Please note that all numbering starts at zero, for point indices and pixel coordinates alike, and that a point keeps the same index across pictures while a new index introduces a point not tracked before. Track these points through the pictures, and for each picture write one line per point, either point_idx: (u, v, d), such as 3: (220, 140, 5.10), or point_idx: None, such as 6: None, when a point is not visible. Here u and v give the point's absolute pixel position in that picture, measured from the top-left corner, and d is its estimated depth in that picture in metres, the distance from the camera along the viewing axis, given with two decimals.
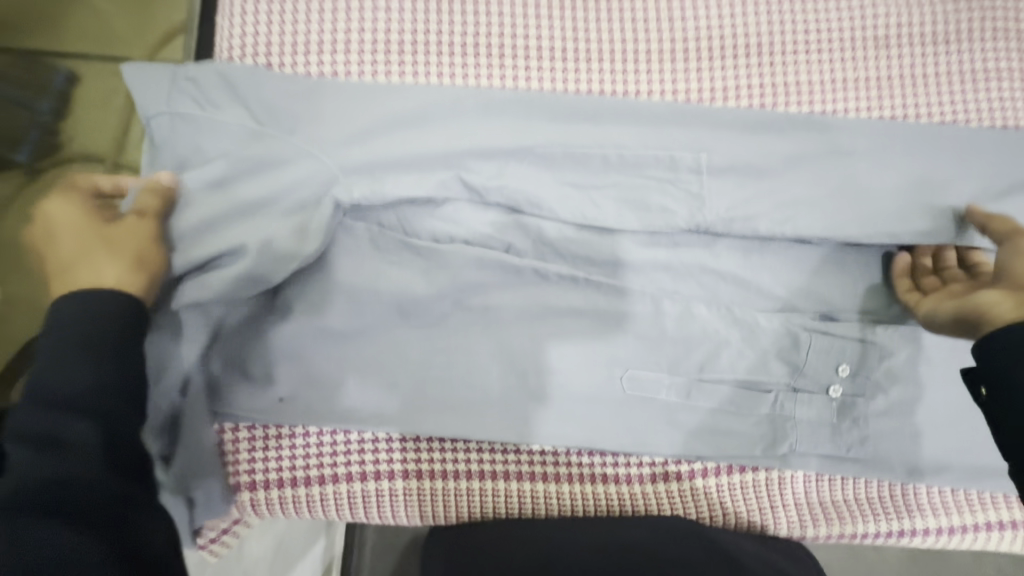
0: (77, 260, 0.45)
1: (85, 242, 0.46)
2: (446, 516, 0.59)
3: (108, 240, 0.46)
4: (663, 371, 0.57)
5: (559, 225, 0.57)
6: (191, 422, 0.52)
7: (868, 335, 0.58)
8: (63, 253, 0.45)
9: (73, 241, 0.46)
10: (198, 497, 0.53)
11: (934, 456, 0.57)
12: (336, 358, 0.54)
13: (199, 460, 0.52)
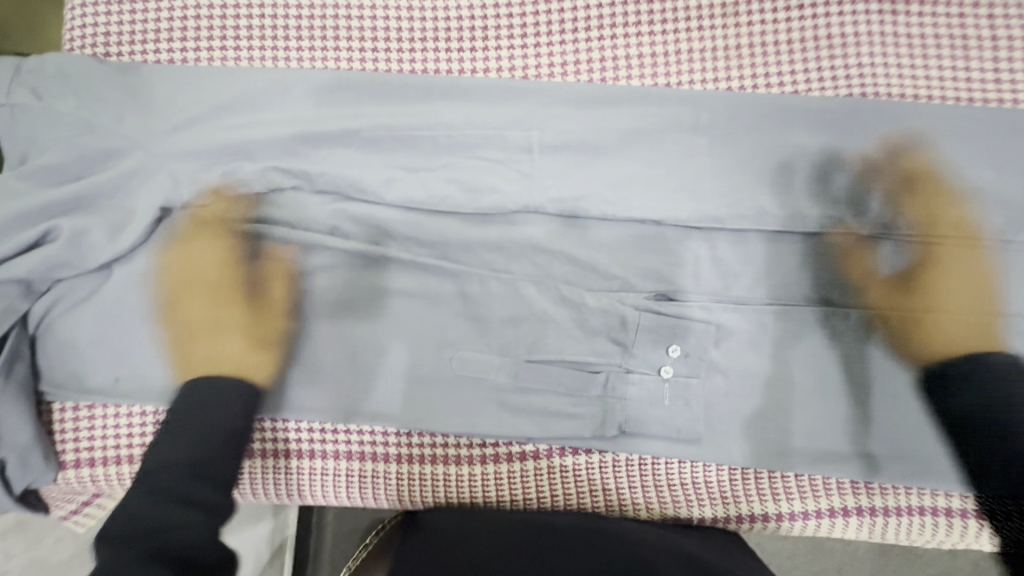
0: (207, 339, 0.56)
1: (223, 322, 0.56)
2: (354, 495, 0.61)
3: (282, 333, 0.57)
4: (490, 352, 0.56)
5: (388, 207, 0.57)
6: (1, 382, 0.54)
7: (705, 316, 0.56)
8: (186, 320, 0.56)
9: (215, 317, 0.57)
10: (11, 461, 0.55)
11: (768, 439, 0.56)
12: (169, 344, 0.56)
13: (8, 418, 0.54)
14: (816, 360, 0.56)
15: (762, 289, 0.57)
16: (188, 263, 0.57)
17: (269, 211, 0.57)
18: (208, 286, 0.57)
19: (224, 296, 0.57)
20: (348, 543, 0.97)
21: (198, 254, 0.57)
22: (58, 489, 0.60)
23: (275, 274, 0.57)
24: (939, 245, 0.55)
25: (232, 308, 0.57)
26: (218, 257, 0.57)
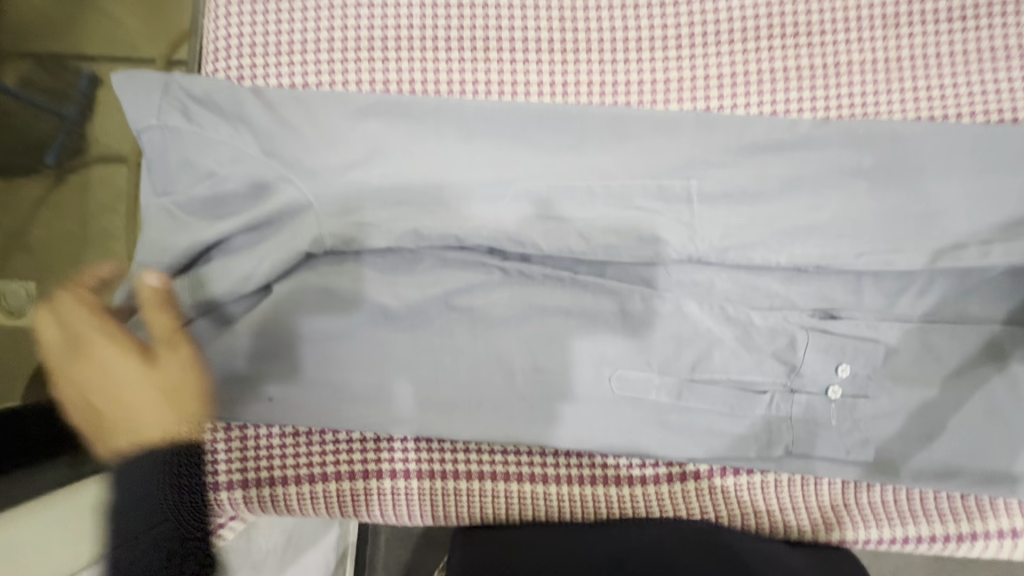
0: (109, 394, 0.51)
1: (122, 374, 0.51)
2: (505, 516, 0.60)
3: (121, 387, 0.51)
4: (653, 370, 0.55)
5: (544, 257, 0.56)
6: None
7: (872, 334, 0.55)
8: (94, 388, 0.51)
9: (109, 368, 0.51)
10: None
11: (942, 462, 0.54)
12: (323, 364, 0.55)
13: None
14: (986, 380, 0.55)
15: (927, 307, 0.56)
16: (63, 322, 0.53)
17: (415, 247, 0.55)
18: (85, 341, 0.52)
19: (95, 336, 0.52)
20: (403, 550, 0.96)
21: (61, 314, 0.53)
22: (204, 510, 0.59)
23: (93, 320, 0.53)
24: None
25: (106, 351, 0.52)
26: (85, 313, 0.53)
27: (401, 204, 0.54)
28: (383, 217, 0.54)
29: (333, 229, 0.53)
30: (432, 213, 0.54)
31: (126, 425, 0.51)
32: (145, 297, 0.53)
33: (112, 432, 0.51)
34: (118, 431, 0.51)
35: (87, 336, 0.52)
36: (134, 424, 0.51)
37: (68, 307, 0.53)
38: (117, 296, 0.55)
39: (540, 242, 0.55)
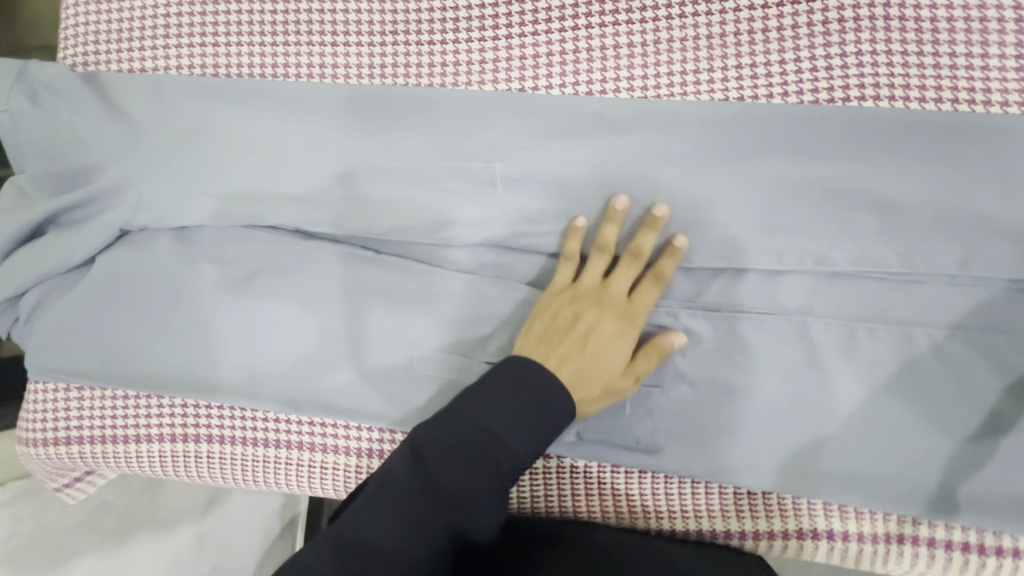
0: (588, 352, 0.49)
1: (605, 347, 0.50)
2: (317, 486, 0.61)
3: (618, 315, 0.51)
4: (452, 350, 0.56)
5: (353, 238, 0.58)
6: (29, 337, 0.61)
7: (671, 323, 0.54)
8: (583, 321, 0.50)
9: (599, 337, 0.50)
10: (16, 331, 0.62)
11: (739, 456, 0.53)
12: (146, 333, 0.59)
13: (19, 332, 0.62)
14: (795, 375, 0.52)
15: (736, 297, 0.54)
16: (614, 283, 0.52)
17: (233, 226, 0.58)
18: (650, 298, 0.51)
19: (617, 309, 0.51)
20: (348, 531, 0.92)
21: (623, 278, 0.52)
22: (57, 464, 0.65)
23: (647, 303, 0.51)
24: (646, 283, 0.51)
25: (605, 323, 0.50)
26: (642, 297, 0.51)
27: (218, 189, 0.57)
28: (200, 201, 0.57)
29: (154, 207, 0.57)
30: (246, 196, 0.57)
31: (571, 373, 0.49)
32: (657, 348, 0.51)
33: (566, 368, 0.49)
34: (569, 370, 0.49)
35: (634, 315, 0.51)
36: (610, 357, 0.50)
37: (623, 269, 0.52)
38: (28, 254, 0.59)
39: (343, 224, 0.56)
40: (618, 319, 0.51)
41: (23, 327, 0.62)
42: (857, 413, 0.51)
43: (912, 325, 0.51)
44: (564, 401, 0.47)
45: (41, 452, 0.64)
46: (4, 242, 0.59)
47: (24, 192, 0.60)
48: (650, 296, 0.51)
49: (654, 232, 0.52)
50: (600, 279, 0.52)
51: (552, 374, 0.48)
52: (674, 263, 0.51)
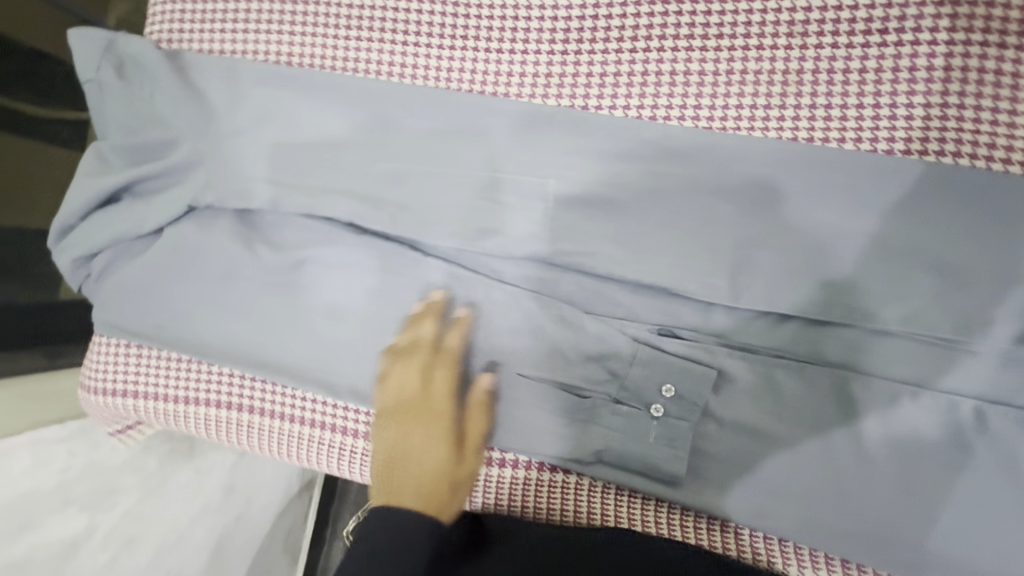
0: (422, 468, 0.50)
1: (437, 446, 0.51)
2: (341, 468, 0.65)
3: (423, 418, 0.53)
4: (485, 358, 0.57)
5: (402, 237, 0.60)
6: (98, 294, 0.66)
7: (707, 359, 0.54)
8: (405, 442, 0.52)
9: (426, 448, 0.51)
10: (85, 285, 0.67)
11: (760, 502, 0.52)
12: (202, 304, 0.62)
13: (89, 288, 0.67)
14: (826, 429, 0.51)
15: (777, 341, 0.53)
16: (404, 388, 0.54)
17: (291, 213, 0.61)
18: (429, 382, 0.54)
19: (422, 413, 0.53)
20: None
21: (409, 372, 0.54)
22: (112, 410, 0.70)
23: (447, 388, 0.54)
24: (417, 361, 0.54)
25: (426, 432, 0.52)
26: (437, 384, 0.53)
27: (278, 176, 0.60)
28: (259, 187, 0.59)
29: (220, 187, 0.60)
30: (305, 185, 0.59)
31: (416, 494, 0.49)
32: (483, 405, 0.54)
33: (409, 495, 0.49)
34: (413, 496, 0.49)
35: (431, 406, 0.53)
36: (443, 461, 0.51)
37: (405, 365, 0.54)
38: (105, 217, 0.63)
39: (393, 223, 0.58)
40: (428, 421, 0.52)
41: (92, 284, 0.66)
42: (889, 476, 0.50)
43: (958, 395, 0.50)
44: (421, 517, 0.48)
45: (99, 399, 0.69)
46: (82, 203, 0.63)
47: (105, 159, 0.64)
48: (443, 380, 0.54)
49: (435, 319, 0.55)
50: (394, 386, 0.54)
51: (399, 509, 0.48)
52: (458, 334, 0.55)
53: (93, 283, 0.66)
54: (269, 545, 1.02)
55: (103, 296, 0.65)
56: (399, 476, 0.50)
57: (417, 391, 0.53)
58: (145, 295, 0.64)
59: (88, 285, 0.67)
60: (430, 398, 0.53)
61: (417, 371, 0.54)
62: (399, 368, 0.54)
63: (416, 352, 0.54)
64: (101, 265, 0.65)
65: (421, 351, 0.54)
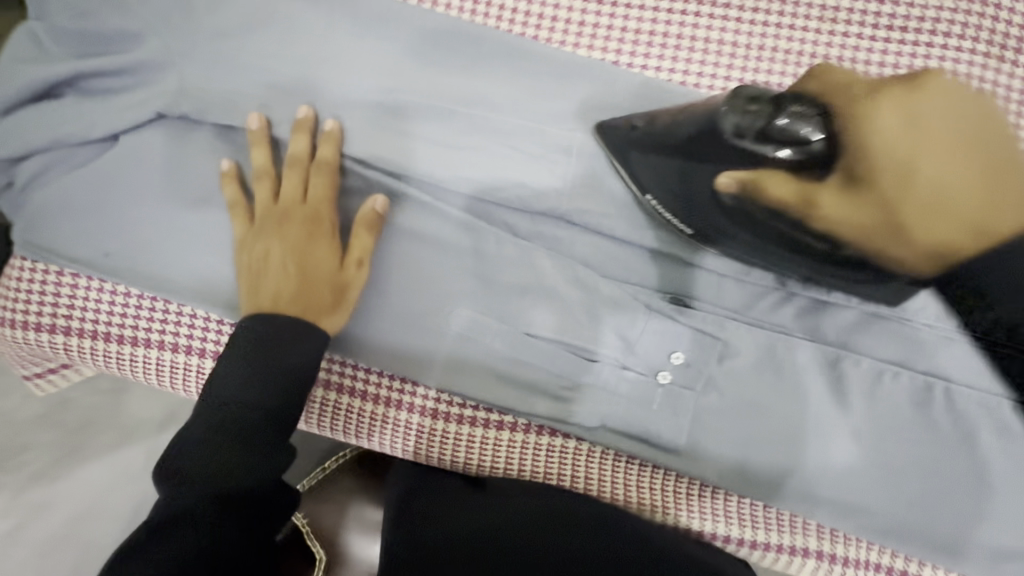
0: (296, 274, 0.51)
1: (309, 251, 0.51)
2: (323, 425, 0.60)
3: (303, 224, 0.51)
4: (491, 315, 0.54)
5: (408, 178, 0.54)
6: (22, 209, 0.54)
7: (716, 330, 0.54)
8: (279, 250, 0.51)
9: (302, 256, 0.51)
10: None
11: (750, 467, 0.55)
12: (164, 231, 0.53)
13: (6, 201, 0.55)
14: (813, 401, 0.54)
15: (782, 317, 0.55)
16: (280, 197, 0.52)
17: (284, 136, 0.53)
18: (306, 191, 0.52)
19: (300, 220, 0.51)
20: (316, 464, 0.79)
21: (288, 185, 0.52)
22: (33, 351, 0.59)
23: (322, 195, 0.52)
24: (290, 173, 0.52)
25: (301, 239, 0.51)
26: (314, 192, 0.52)
27: (275, 94, 0.53)
28: (251, 103, 0.52)
29: (200, 97, 0.52)
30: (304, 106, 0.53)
31: (291, 301, 0.50)
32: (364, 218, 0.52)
33: (284, 301, 0.50)
34: (289, 302, 0.50)
35: (311, 212, 0.52)
36: (321, 268, 0.51)
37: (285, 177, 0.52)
38: (41, 116, 0.52)
39: (404, 161, 0.53)
40: (306, 227, 0.51)
41: (13, 197, 0.54)
42: (868, 449, 0.54)
43: (934, 377, 0.54)
44: (295, 321, 0.50)
45: (19, 336, 0.58)
46: (10, 95, 0.52)
47: (45, 46, 0.53)
48: (321, 186, 0.52)
49: (307, 132, 0.52)
50: (271, 197, 0.52)
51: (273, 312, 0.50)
52: (332, 147, 0.52)
53: (13, 195, 0.54)
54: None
55: (32, 213, 0.54)
56: (276, 282, 0.51)
57: (293, 200, 0.52)
58: (90, 216, 0.54)
59: (3, 196, 0.55)
60: (305, 205, 0.52)
61: (295, 181, 0.52)
62: (272, 180, 0.52)
63: (291, 163, 0.52)
64: (27, 174, 0.53)
65: (293, 158, 0.52)
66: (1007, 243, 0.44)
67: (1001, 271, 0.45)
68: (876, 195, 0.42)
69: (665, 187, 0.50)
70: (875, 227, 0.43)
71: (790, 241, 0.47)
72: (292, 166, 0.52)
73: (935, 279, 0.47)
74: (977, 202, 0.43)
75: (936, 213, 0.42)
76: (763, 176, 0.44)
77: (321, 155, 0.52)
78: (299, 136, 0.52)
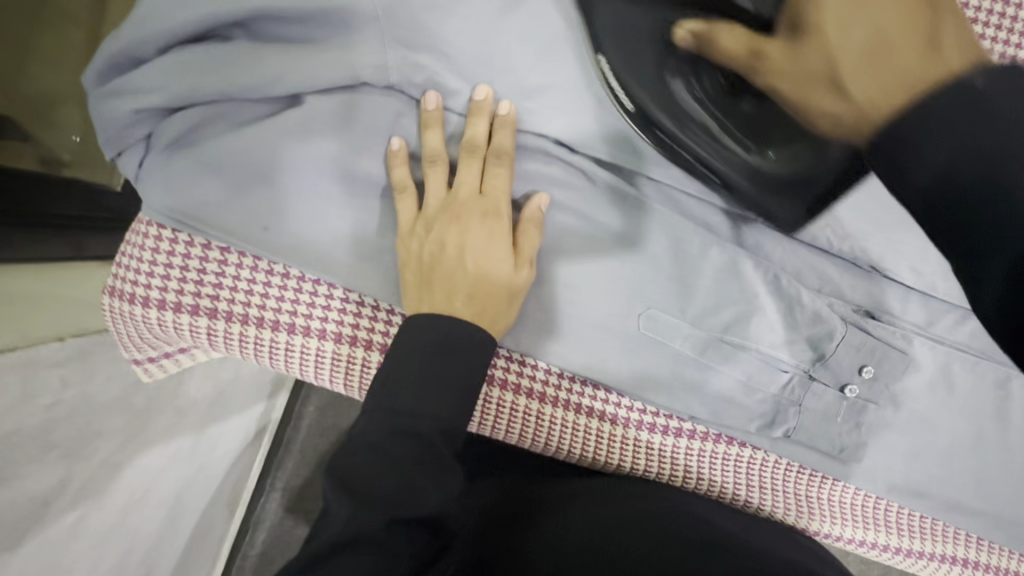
0: (469, 274, 0.46)
1: (488, 249, 0.46)
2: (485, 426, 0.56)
3: (478, 218, 0.46)
4: (687, 319, 0.51)
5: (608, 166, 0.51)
6: (162, 172, 0.46)
7: (903, 344, 0.54)
8: (454, 243, 0.46)
9: (479, 253, 0.46)
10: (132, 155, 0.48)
11: (918, 480, 0.55)
12: (338, 211, 0.48)
13: (144, 162, 0.47)
14: (982, 419, 0.55)
15: (958, 335, 0.55)
16: (455, 188, 0.47)
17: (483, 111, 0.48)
18: (482, 184, 0.47)
19: (478, 214, 0.46)
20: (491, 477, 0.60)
21: (465, 175, 0.47)
22: (154, 332, 0.51)
23: (500, 188, 0.47)
24: (466, 163, 0.47)
25: (476, 235, 0.46)
26: (492, 186, 0.47)
27: (482, 64, 0.47)
28: (458, 76, 0.47)
29: (400, 61, 0.46)
30: (512, 79, 0.47)
31: (465, 303, 0.46)
32: (529, 219, 0.48)
33: (457, 300, 0.46)
34: (463, 301, 0.46)
35: (490, 205, 0.47)
36: (496, 267, 0.46)
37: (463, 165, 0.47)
38: (202, 64, 0.44)
39: (612, 149, 0.49)
40: (484, 221, 0.46)
41: (151, 158, 0.47)
42: None
43: None
44: (470, 328, 0.45)
45: (140, 315, 0.49)
46: (169, 38, 0.44)
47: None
48: (499, 179, 0.47)
49: (488, 117, 0.47)
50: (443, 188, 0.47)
51: (448, 313, 0.45)
52: (508, 134, 0.47)
53: (152, 156, 0.47)
54: (217, 497, 0.85)
55: (175, 179, 0.46)
56: (447, 278, 0.46)
57: (470, 192, 0.47)
58: (251, 185, 0.47)
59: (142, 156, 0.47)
60: (482, 196, 0.47)
61: (474, 170, 0.47)
62: (444, 168, 0.47)
63: (469, 152, 0.47)
64: (176, 133, 0.46)
65: (469, 146, 0.47)
66: (976, 91, 0.27)
67: (931, 147, 0.27)
68: (816, 44, 0.32)
69: (644, 83, 0.43)
70: (816, 83, 0.32)
71: (693, 126, 0.44)
72: (468, 154, 0.47)
73: (919, 178, 0.28)
74: (914, 37, 0.29)
75: (879, 64, 0.30)
76: (719, 28, 0.38)
77: (498, 145, 0.47)
78: (476, 123, 0.47)
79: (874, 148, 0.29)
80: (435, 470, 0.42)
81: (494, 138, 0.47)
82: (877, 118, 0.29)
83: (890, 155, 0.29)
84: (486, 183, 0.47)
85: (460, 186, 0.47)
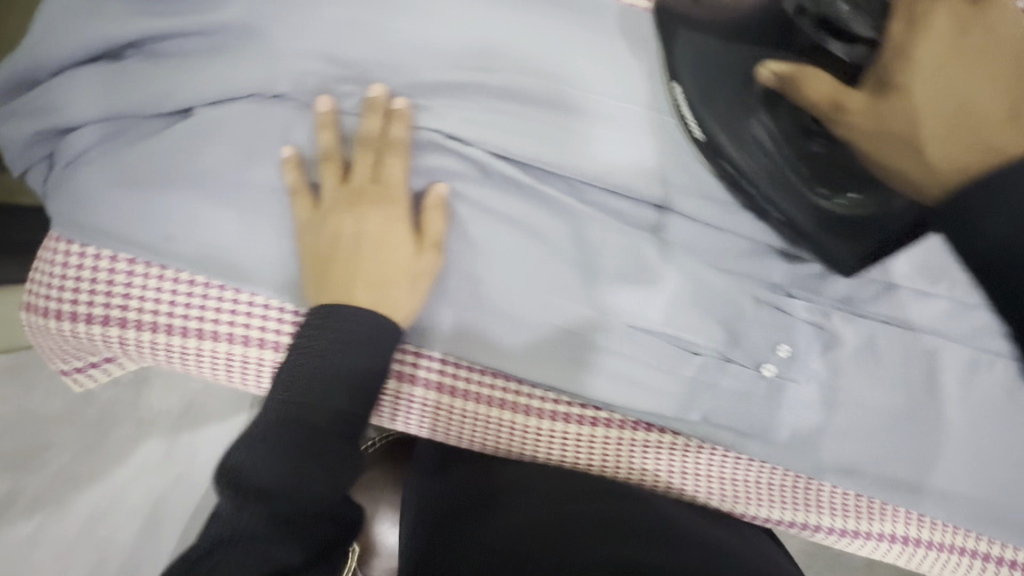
0: (367, 266, 0.46)
1: (387, 241, 0.47)
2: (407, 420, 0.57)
3: (376, 212, 0.47)
4: (594, 305, 0.51)
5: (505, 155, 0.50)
6: (65, 185, 0.48)
7: (821, 319, 0.53)
8: (351, 236, 0.47)
9: (377, 246, 0.47)
10: (38, 170, 0.49)
11: (849, 459, 0.54)
12: (236, 215, 0.48)
13: (48, 178, 0.49)
14: (913, 393, 0.54)
15: (881, 308, 0.54)
16: (351, 183, 0.47)
17: None
18: (379, 176, 0.47)
19: (375, 207, 0.47)
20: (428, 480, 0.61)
21: (361, 168, 0.47)
22: (73, 343, 0.52)
23: (397, 179, 0.47)
24: (362, 157, 0.47)
25: (375, 227, 0.47)
26: (389, 178, 0.47)
27: (369, 65, 0.48)
28: (347, 78, 0.48)
29: (289, 67, 0.47)
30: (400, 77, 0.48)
31: (365, 296, 0.46)
32: (432, 204, 0.48)
33: (358, 292, 0.46)
34: (364, 293, 0.46)
35: (387, 196, 0.47)
36: (396, 258, 0.47)
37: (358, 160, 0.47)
38: (98, 82, 0.46)
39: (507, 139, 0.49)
40: (381, 213, 0.47)
41: (56, 173, 0.49)
42: (959, 439, 0.54)
43: None
44: (370, 320, 0.46)
45: (58, 327, 0.51)
46: (64, 59, 0.46)
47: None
48: (396, 170, 0.47)
49: (381, 112, 0.47)
50: (337, 185, 0.47)
51: (348, 306, 0.46)
52: (403, 127, 0.47)
53: (56, 171, 0.49)
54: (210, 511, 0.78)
55: (76, 192, 0.48)
56: (346, 271, 0.46)
57: (366, 186, 0.47)
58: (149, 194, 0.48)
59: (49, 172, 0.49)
60: (379, 189, 0.47)
61: (369, 161, 0.47)
62: (338, 164, 0.47)
63: (364, 147, 0.47)
64: (75, 146, 0.48)
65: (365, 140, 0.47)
66: None
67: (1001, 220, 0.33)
68: (904, 103, 0.35)
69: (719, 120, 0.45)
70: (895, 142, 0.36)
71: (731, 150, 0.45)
72: (365, 148, 0.47)
73: (981, 245, 0.34)
74: (998, 105, 0.34)
75: (966, 134, 0.34)
76: (803, 72, 0.38)
77: (394, 136, 0.47)
78: (369, 119, 0.47)
79: (945, 210, 0.35)
80: (324, 463, 0.43)
81: (388, 131, 0.47)
82: (953, 182, 0.35)
83: (960, 221, 0.34)
84: (382, 176, 0.47)
85: (356, 180, 0.47)
